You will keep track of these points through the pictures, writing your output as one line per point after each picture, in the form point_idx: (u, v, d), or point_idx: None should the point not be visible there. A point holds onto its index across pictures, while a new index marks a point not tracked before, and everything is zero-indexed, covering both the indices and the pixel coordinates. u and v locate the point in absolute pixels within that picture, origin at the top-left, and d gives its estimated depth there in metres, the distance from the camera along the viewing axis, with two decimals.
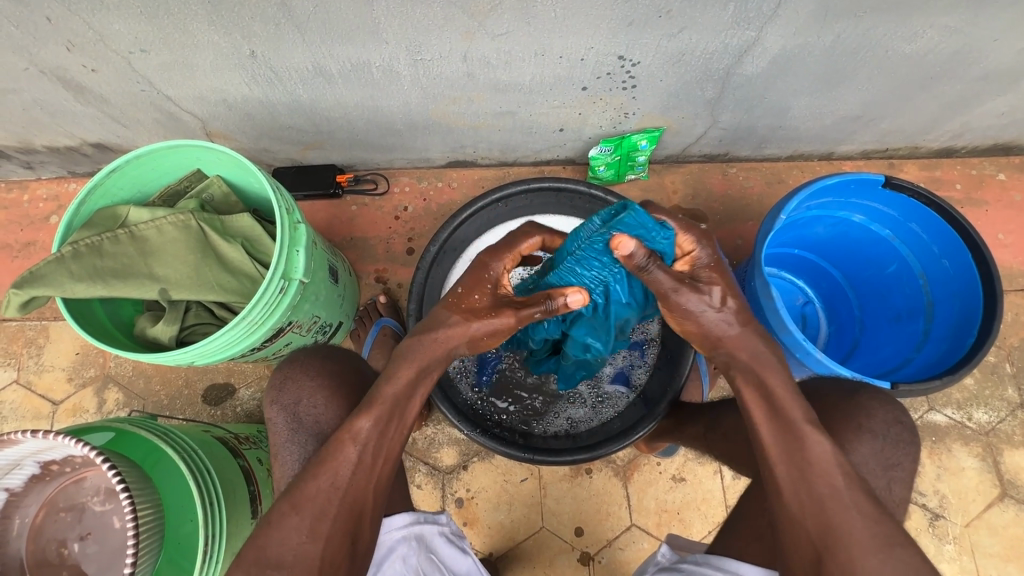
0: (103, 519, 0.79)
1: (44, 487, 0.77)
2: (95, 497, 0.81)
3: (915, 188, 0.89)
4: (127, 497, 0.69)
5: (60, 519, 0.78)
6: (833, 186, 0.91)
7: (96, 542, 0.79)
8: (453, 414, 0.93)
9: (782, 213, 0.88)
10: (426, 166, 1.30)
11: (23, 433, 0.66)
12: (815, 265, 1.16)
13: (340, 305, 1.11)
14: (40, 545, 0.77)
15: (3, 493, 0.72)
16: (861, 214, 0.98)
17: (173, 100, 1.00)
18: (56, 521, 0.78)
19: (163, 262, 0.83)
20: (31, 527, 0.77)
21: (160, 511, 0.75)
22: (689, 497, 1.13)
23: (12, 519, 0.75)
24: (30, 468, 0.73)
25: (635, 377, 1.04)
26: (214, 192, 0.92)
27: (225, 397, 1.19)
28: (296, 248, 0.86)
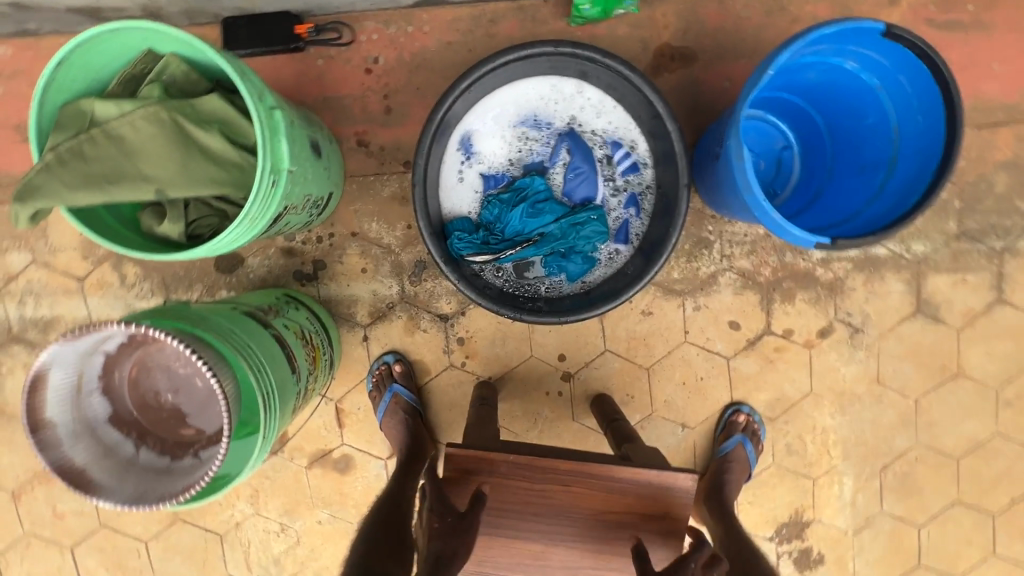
0: (190, 378, 0.93)
1: (131, 352, 0.91)
2: (177, 361, 0.93)
3: (912, 39, 0.86)
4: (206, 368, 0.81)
5: (151, 375, 0.92)
6: (830, 34, 0.88)
7: (186, 394, 0.93)
8: (493, 306, 1.04)
9: (771, 68, 0.87)
10: (392, 7, 1.18)
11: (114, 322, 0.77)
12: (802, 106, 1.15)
13: (327, 177, 1.13)
14: (141, 392, 0.91)
15: (102, 356, 0.86)
16: (855, 62, 0.95)
17: None
18: (148, 377, 0.92)
19: (149, 161, 0.83)
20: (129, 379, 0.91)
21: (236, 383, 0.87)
22: (654, 327, 1.34)
23: (113, 374, 0.89)
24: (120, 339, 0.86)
25: (633, 231, 1.13)
26: (175, 72, 0.87)
27: (236, 265, 1.29)
28: (277, 137, 0.86)
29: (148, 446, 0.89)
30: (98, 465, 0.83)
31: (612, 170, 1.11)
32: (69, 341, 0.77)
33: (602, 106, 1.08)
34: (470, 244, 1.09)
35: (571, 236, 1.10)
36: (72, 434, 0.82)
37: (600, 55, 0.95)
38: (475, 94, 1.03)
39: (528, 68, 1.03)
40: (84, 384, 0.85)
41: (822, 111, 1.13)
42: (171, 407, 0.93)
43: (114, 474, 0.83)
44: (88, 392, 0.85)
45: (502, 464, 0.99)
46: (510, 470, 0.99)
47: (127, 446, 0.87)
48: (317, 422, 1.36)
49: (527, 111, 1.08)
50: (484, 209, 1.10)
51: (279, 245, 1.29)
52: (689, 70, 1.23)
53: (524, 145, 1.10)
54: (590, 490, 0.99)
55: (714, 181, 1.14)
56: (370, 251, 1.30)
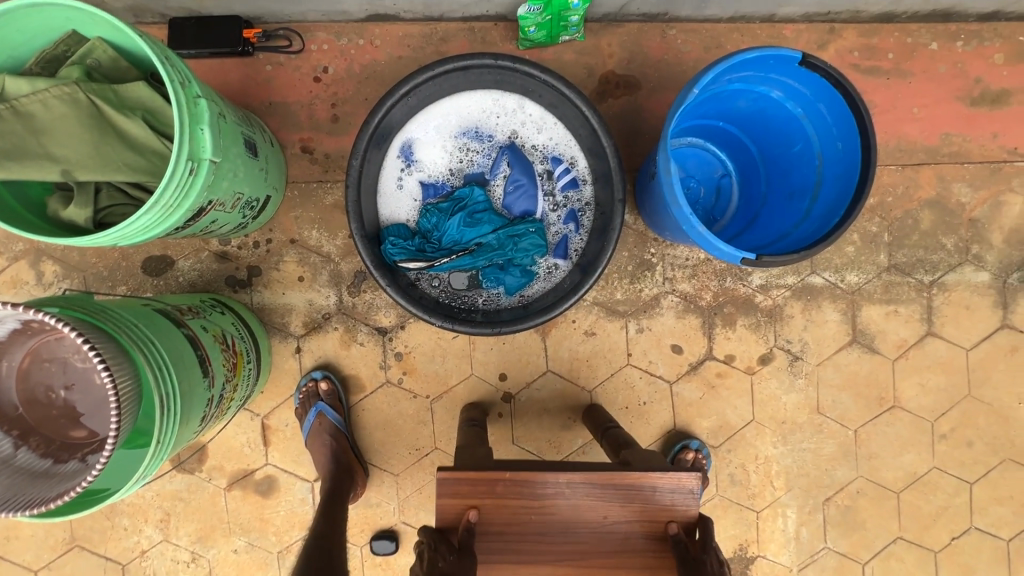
0: (89, 374, 0.85)
1: (25, 340, 0.82)
2: (76, 355, 0.85)
3: (827, 69, 0.91)
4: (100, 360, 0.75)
5: (45, 367, 0.84)
6: (752, 60, 0.92)
7: (81, 391, 0.85)
8: (423, 313, 1.01)
9: (696, 87, 0.90)
10: (343, 19, 1.19)
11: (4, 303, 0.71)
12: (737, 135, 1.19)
13: (264, 178, 1.11)
14: (29, 386, 0.83)
15: None
16: (779, 91, 1.00)
17: None
18: (42, 369, 0.84)
19: (58, 142, 0.79)
20: (18, 370, 0.83)
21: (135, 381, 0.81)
22: (597, 348, 1.32)
23: None
24: (12, 325, 0.78)
25: (572, 247, 1.13)
26: (100, 56, 0.85)
27: (165, 268, 1.24)
28: (199, 126, 0.83)
29: (29, 446, 0.81)
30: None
31: (552, 185, 1.12)
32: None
33: (543, 123, 1.10)
34: (404, 250, 1.07)
35: (508, 248, 1.09)
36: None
37: (537, 70, 0.98)
38: (416, 102, 1.03)
39: (470, 81, 1.05)
40: None
41: (756, 140, 1.17)
42: (62, 406, 0.84)
43: None
44: None
45: (497, 483, 0.92)
46: (506, 489, 0.92)
47: (4, 444, 0.80)
48: (239, 439, 1.28)
49: (469, 123, 1.10)
50: (422, 216, 1.09)
51: (213, 249, 1.24)
52: (633, 97, 1.28)
53: (465, 157, 1.11)
54: (586, 501, 0.93)
55: (653, 201, 1.16)
56: (308, 259, 1.26)
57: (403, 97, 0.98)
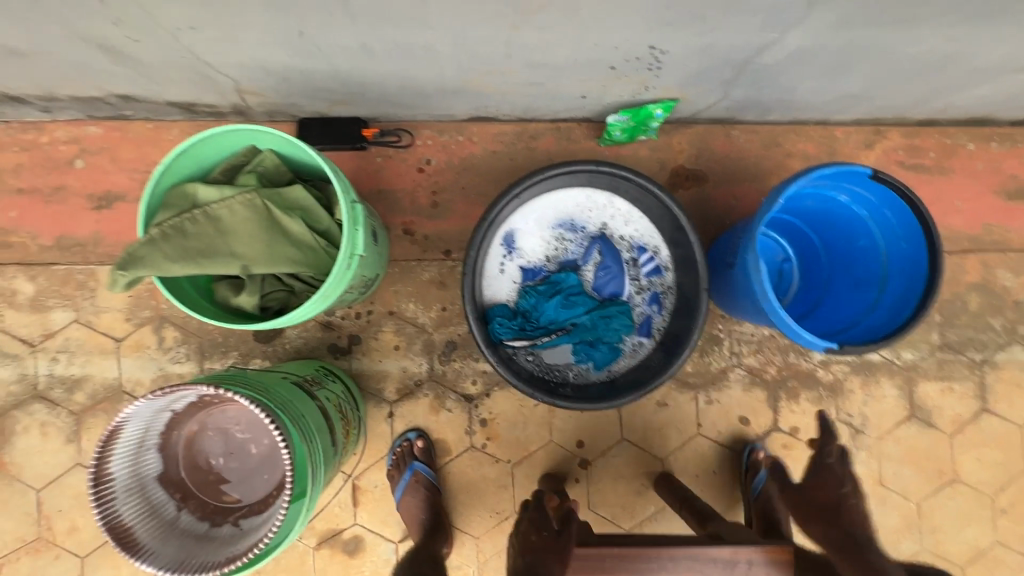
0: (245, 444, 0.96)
1: (195, 411, 0.93)
2: (235, 425, 0.97)
3: (894, 182, 1.04)
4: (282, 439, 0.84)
5: (208, 436, 0.95)
6: (827, 173, 1.06)
7: (236, 460, 0.97)
8: (529, 389, 1.10)
9: (780, 197, 1.03)
10: (448, 119, 1.35)
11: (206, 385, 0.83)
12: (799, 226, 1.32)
13: (378, 260, 1.24)
14: (193, 452, 0.94)
15: (169, 412, 0.88)
16: (847, 195, 1.13)
17: (212, 65, 1.02)
18: (205, 437, 0.95)
19: (239, 240, 0.92)
20: (185, 437, 0.94)
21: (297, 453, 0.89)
22: (669, 418, 1.40)
23: (173, 432, 0.92)
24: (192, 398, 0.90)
25: (655, 326, 1.23)
26: (268, 165, 1.00)
27: (275, 335, 1.35)
28: (356, 226, 0.96)
29: (189, 508, 0.90)
30: (143, 525, 0.83)
31: (637, 271, 1.24)
32: (154, 399, 0.81)
33: (629, 216, 1.23)
34: (507, 329, 1.18)
35: (599, 327, 1.21)
36: (127, 489, 0.83)
37: (635, 176, 1.11)
38: (523, 199, 1.17)
39: (570, 181, 1.19)
40: (146, 439, 0.87)
41: (818, 231, 1.29)
42: (215, 473, 0.95)
43: (157, 537, 0.83)
44: (147, 447, 0.87)
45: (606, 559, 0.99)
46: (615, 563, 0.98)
47: (169, 507, 0.88)
48: (331, 500, 1.34)
49: (564, 216, 1.23)
50: (522, 298, 1.21)
51: (319, 319, 1.35)
52: (700, 189, 1.42)
53: (560, 244, 1.23)
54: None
55: (725, 287, 1.27)
56: (405, 329, 1.37)
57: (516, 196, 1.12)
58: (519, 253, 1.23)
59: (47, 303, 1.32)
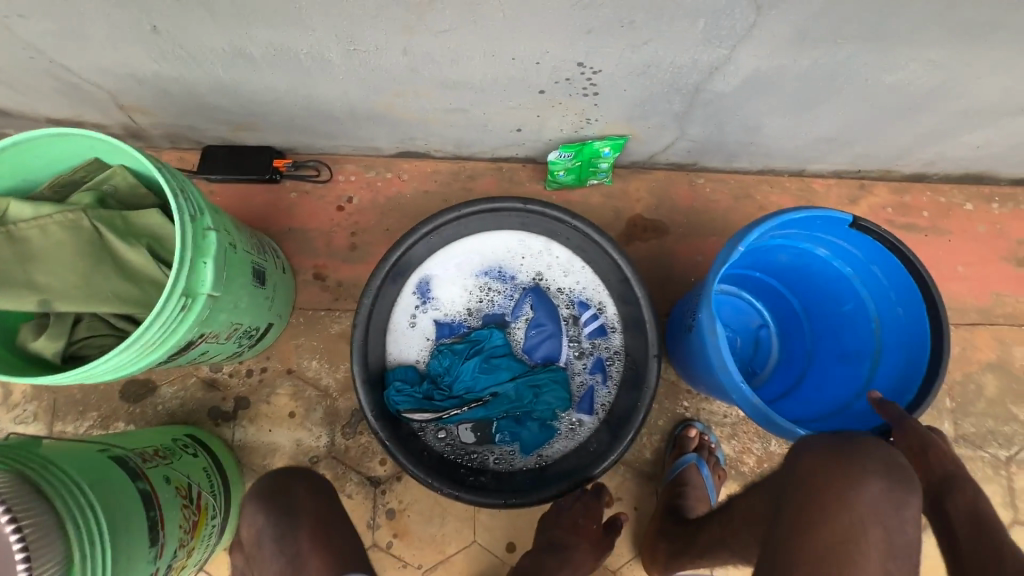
0: None
1: None
2: None
3: (880, 232, 0.85)
4: (23, 551, 0.59)
5: None
6: (798, 219, 0.87)
7: None
8: (424, 476, 0.87)
9: (740, 244, 0.84)
10: (374, 154, 1.20)
11: None
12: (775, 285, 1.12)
13: (268, 306, 1.03)
14: None
15: None
16: (825, 248, 0.94)
17: (72, 71, 0.88)
18: None
19: (45, 269, 0.73)
20: None
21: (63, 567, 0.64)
22: (622, 518, 1.12)
23: None
24: None
25: (598, 401, 1.00)
26: (118, 182, 0.82)
27: (145, 394, 1.12)
28: (202, 259, 0.77)
29: None
30: None
31: (578, 330, 1.03)
32: None
33: (571, 266, 1.04)
34: (409, 398, 0.95)
35: (527, 400, 0.98)
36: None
37: (569, 216, 0.93)
38: (438, 240, 0.99)
39: (496, 222, 1.00)
40: None
41: (797, 292, 1.10)
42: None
43: None
44: None
45: None
46: None
47: None
48: None
49: (492, 262, 1.04)
50: (434, 358, 0.99)
51: (201, 377, 1.13)
52: (661, 241, 1.23)
53: (485, 296, 1.04)
54: None
55: (687, 355, 1.05)
56: (304, 392, 1.14)
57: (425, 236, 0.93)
58: (434, 304, 1.02)
59: None
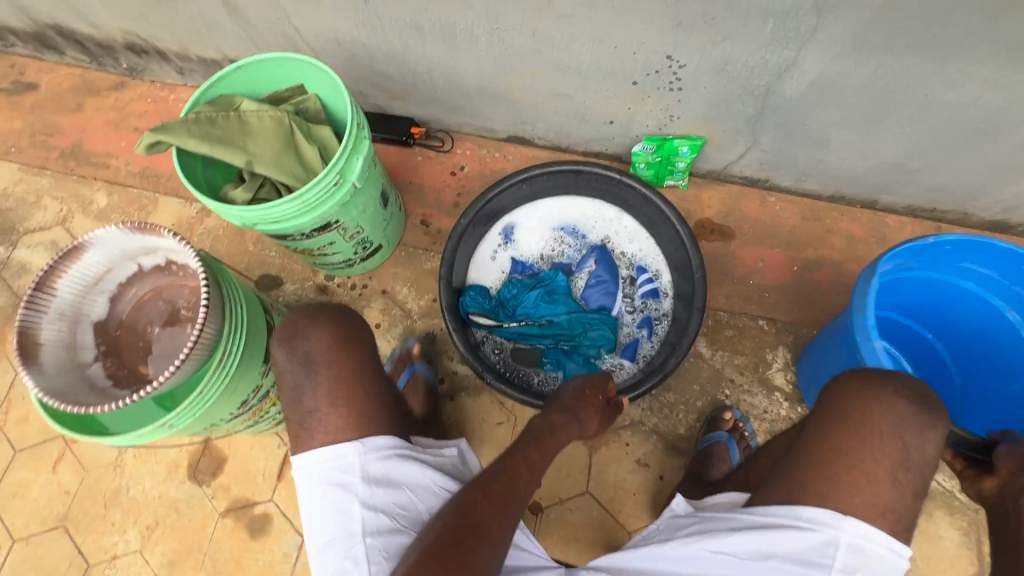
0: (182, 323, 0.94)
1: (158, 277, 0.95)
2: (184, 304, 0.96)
3: None
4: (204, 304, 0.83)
5: (156, 304, 0.95)
6: (1003, 254, 0.87)
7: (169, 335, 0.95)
8: (478, 366, 1.02)
9: (935, 238, 0.86)
10: (489, 135, 1.47)
11: (169, 231, 0.85)
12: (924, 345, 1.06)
13: (383, 228, 1.28)
14: (137, 315, 0.94)
15: (134, 265, 0.92)
16: (1018, 312, 0.92)
17: (299, 32, 1.24)
18: (153, 305, 0.95)
19: (255, 142, 1.02)
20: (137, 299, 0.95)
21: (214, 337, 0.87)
22: (647, 484, 1.17)
23: (130, 288, 0.94)
24: (158, 259, 0.93)
25: (642, 352, 1.11)
26: (309, 105, 1.12)
27: (273, 286, 1.39)
28: (355, 156, 1.03)
29: (103, 363, 0.89)
30: (53, 350, 0.83)
31: (632, 290, 1.16)
32: (126, 232, 0.85)
33: (637, 235, 1.18)
34: (479, 305, 1.12)
35: (576, 331, 1.11)
36: (59, 313, 0.85)
37: (641, 184, 1.07)
38: (528, 192, 1.16)
39: (578, 186, 1.17)
40: (102, 280, 0.90)
41: (953, 359, 1.03)
42: (146, 341, 0.94)
43: (60, 366, 0.84)
44: (99, 289, 0.90)
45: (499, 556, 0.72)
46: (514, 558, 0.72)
47: (88, 352, 0.89)
48: (256, 465, 1.24)
49: (569, 222, 1.21)
50: (504, 287, 1.17)
51: (317, 282, 1.39)
52: (725, 244, 1.34)
53: (558, 247, 1.20)
54: None
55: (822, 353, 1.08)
56: (391, 310, 1.35)
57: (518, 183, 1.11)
58: (514, 246, 1.21)
59: (110, 216, 1.51)
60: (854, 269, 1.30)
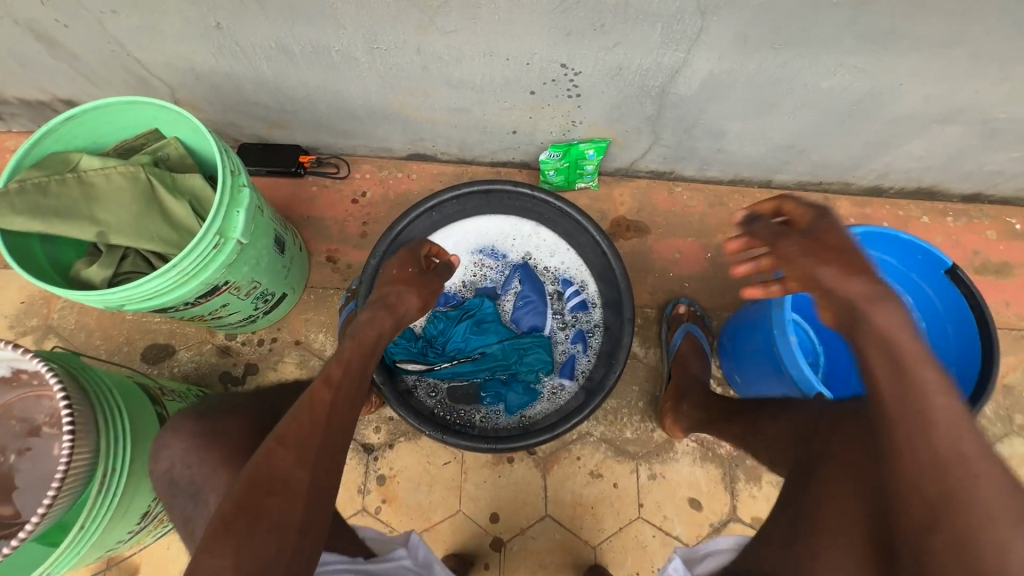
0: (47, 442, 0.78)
1: (5, 392, 0.78)
2: (46, 419, 0.79)
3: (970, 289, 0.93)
4: (70, 426, 0.68)
5: (10, 425, 0.78)
6: (900, 243, 0.97)
7: (32, 460, 0.78)
8: (414, 418, 0.94)
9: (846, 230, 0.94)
10: (388, 155, 1.36)
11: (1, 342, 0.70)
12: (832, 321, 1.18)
13: (284, 275, 1.15)
14: None
15: None
16: (912, 297, 1.01)
17: (143, 64, 1.06)
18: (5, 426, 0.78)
19: (105, 208, 0.86)
20: None
21: (90, 457, 0.72)
22: (603, 494, 1.17)
23: None
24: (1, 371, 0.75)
25: (580, 369, 1.09)
26: (170, 151, 0.97)
27: (163, 357, 1.22)
28: (236, 209, 0.90)
29: None
30: None
31: (561, 305, 1.14)
32: None
33: (556, 247, 1.15)
34: (405, 350, 1.07)
35: (512, 360, 1.07)
36: None
37: (553, 198, 1.05)
38: (441, 219, 1.11)
39: (491, 206, 1.13)
40: None
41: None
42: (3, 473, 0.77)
43: None
44: None
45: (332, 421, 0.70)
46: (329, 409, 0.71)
47: None
48: (176, 567, 1.08)
49: (487, 244, 1.16)
50: (429, 323, 1.11)
51: (216, 343, 1.23)
52: (642, 240, 1.36)
53: (479, 271, 1.17)
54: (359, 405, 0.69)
55: (746, 340, 1.12)
56: (308, 362, 1.23)
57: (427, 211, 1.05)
58: None
59: None
60: None
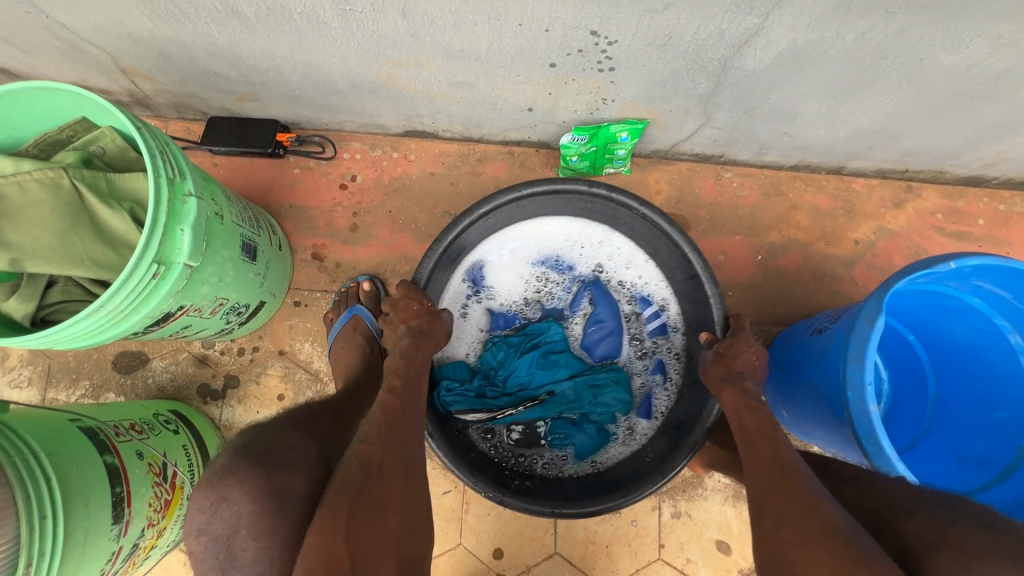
0: None
1: None
2: None
3: None
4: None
5: None
6: (1018, 277, 0.74)
7: None
8: (468, 477, 0.81)
9: (953, 262, 0.72)
10: (380, 132, 1.15)
11: None
12: (904, 347, 1.00)
13: (260, 283, 1.00)
14: None
15: None
16: (1023, 337, 0.81)
17: (70, 28, 0.86)
18: None
19: (20, 227, 0.71)
20: None
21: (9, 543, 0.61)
22: (620, 532, 1.04)
23: None
24: None
25: (657, 406, 0.97)
26: (106, 144, 0.79)
27: (137, 366, 1.10)
28: (180, 225, 0.73)
29: None
30: None
31: (639, 328, 1.01)
32: None
33: (633, 258, 1.00)
34: (461, 397, 0.96)
35: (585, 399, 0.97)
36: None
37: (635, 202, 0.88)
38: (496, 225, 0.97)
39: (553, 208, 0.97)
40: None
41: (931, 369, 0.95)
42: None
43: None
44: None
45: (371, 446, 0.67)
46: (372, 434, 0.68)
47: None
48: None
49: (550, 252, 1.03)
50: (488, 351, 1.01)
51: (192, 352, 1.10)
52: None
53: (542, 286, 1.04)
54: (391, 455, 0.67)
55: (796, 376, 0.94)
56: (294, 375, 1.10)
57: (481, 218, 0.91)
58: (488, 291, 1.03)
59: None
60: (823, 250, 1.14)
